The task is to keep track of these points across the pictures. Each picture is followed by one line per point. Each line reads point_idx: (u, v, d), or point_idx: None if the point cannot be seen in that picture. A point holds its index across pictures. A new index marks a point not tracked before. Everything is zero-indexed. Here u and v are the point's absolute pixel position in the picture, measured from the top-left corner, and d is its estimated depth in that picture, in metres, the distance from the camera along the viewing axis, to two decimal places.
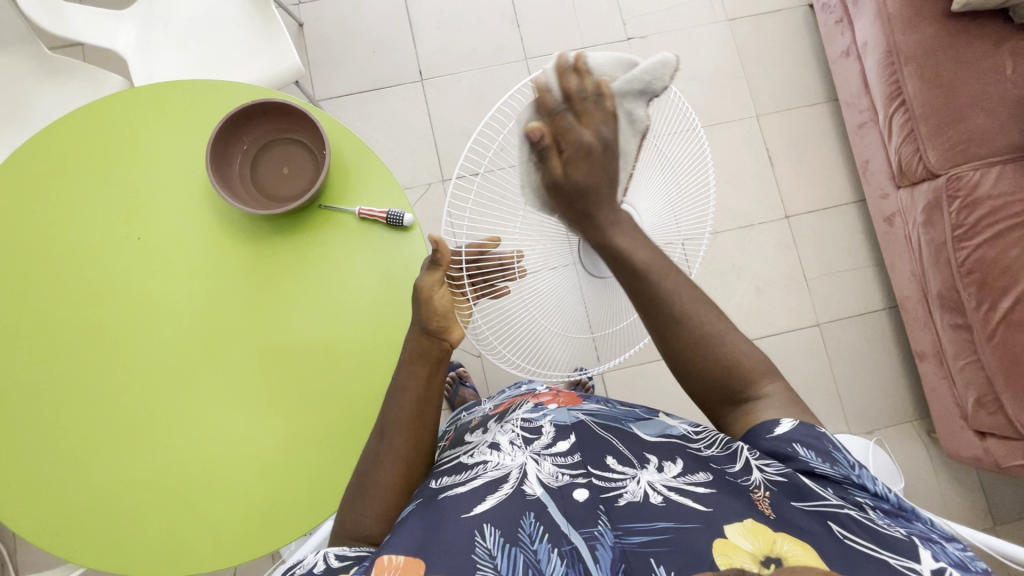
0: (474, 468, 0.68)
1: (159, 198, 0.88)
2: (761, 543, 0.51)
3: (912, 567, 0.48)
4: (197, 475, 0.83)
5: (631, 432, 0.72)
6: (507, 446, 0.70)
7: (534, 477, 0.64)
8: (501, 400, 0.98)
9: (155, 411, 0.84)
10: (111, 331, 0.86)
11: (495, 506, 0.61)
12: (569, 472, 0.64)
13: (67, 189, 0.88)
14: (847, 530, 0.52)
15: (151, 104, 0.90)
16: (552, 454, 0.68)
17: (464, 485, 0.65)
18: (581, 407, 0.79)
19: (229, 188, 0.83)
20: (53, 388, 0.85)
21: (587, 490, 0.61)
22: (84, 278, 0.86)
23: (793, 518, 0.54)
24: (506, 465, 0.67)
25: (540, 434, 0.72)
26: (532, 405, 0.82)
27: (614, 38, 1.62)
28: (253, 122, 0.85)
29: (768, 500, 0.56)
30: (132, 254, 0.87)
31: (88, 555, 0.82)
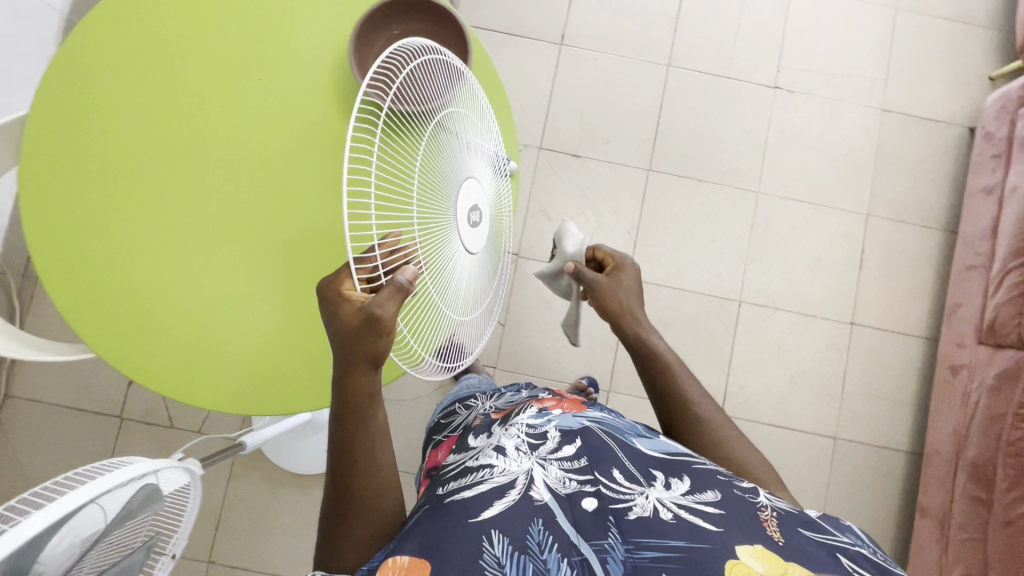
0: (478, 471, 0.66)
1: (295, 49, 0.88)
2: (773, 566, 0.52)
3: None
4: (212, 315, 0.85)
5: (634, 445, 0.71)
6: (512, 451, 0.68)
7: (541, 483, 0.64)
8: (501, 401, 0.95)
9: (212, 240, 0.85)
10: (200, 150, 0.86)
11: (505, 515, 0.60)
12: (576, 478, 0.65)
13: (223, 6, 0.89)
14: (855, 563, 0.54)
15: None
16: (558, 459, 0.67)
17: (470, 489, 0.63)
18: (585, 414, 0.78)
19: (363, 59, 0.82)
20: (129, 175, 0.85)
21: (597, 499, 0.62)
22: (201, 91, 0.87)
23: (798, 541, 0.56)
24: (513, 471, 0.65)
25: (545, 440, 0.71)
26: (535, 410, 0.79)
27: (761, 80, 1.56)
28: (411, 15, 0.86)
29: (775, 520, 0.58)
30: (251, 94, 0.87)
31: (98, 340, 0.83)
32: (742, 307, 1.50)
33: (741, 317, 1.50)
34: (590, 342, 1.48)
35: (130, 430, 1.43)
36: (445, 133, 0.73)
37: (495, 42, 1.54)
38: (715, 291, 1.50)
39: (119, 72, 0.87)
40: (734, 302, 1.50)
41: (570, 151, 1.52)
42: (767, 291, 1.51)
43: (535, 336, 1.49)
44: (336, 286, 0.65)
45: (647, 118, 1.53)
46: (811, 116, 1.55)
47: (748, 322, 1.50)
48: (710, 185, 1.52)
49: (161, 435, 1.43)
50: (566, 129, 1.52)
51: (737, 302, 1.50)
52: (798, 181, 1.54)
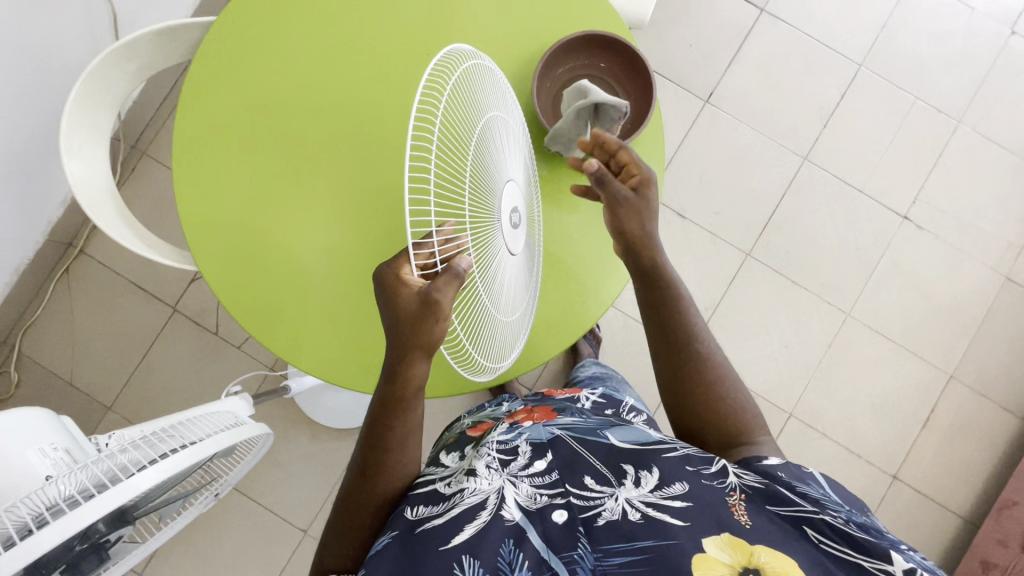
0: (450, 498, 0.64)
1: (482, 47, 0.87)
2: (738, 554, 0.52)
3: (883, 568, 0.50)
4: (313, 271, 0.85)
5: (607, 442, 0.71)
6: (484, 470, 0.66)
7: (512, 502, 0.62)
8: (478, 418, 0.96)
9: (342, 204, 0.86)
10: (354, 111, 0.86)
11: (474, 539, 0.58)
12: (547, 493, 0.63)
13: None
14: (822, 535, 0.54)
15: None
16: (529, 476, 0.66)
17: (441, 517, 0.61)
18: (557, 420, 0.77)
19: (549, 70, 0.85)
20: (280, 115, 0.86)
21: (566, 512, 0.60)
22: (378, 60, 0.86)
23: (764, 525, 0.55)
24: (483, 491, 0.63)
25: (517, 455, 0.69)
26: (506, 426, 0.77)
27: (894, 205, 1.49)
28: (603, 56, 0.86)
29: (741, 505, 0.57)
30: (419, 75, 0.86)
31: (209, 264, 0.84)
32: (791, 422, 1.45)
33: (786, 431, 1.45)
34: None
35: (178, 323, 1.48)
36: (487, 131, 0.66)
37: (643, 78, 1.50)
38: (770, 396, 1.45)
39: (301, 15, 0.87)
40: (784, 413, 1.45)
41: (677, 209, 1.48)
42: (821, 415, 1.45)
43: None
44: (396, 269, 0.63)
45: (766, 204, 1.49)
46: (931, 259, 1.48)
47: (792, 438, 1.45)
48: (803, 290, 1.47)
49: (203, 339, 1.48)
50: (681, 186, 1.48)
51: (787, 415, 1.45)
52: (893, 318, 1.47)
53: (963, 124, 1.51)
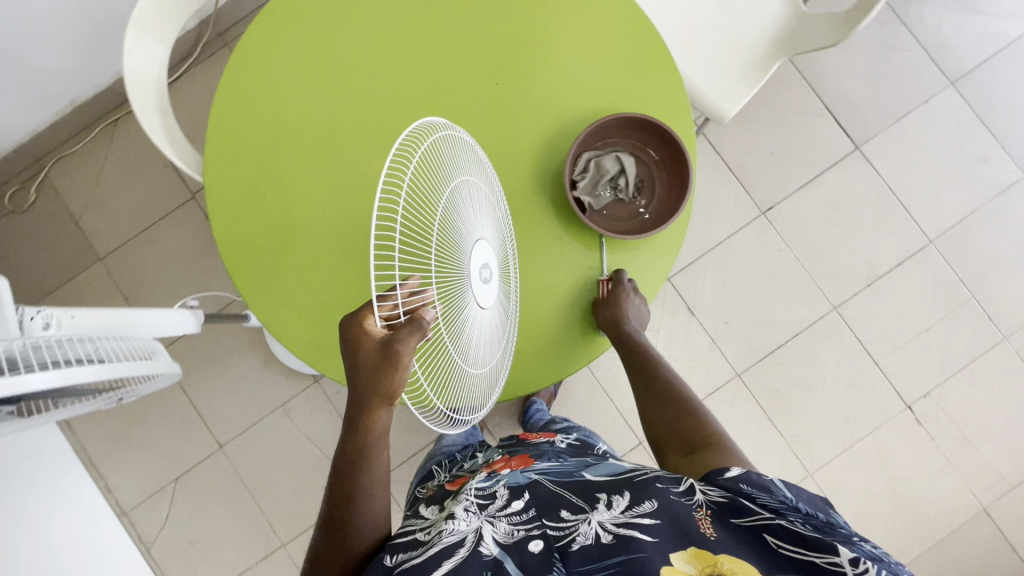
0: (429, 540, 0.66)
1: (547, 89, 0.86)
2: (701, 563, 0.55)
3: (834, 563, 0.52)
4: (305, 229, 0.85)
5: (584, 480, 0.77)
6: (461, 512, 0.69)
7: (489, 539, 0.66)
8: (455, 473, 1.00)
9: (355, 179, 0.85)
10: (404, 98, 0.86)
11: (455, 573, 0.60)
12: (524, 526, 0.67)
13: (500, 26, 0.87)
14: (780, 539, 0.56)
15: (626, 41, 0.87)
16: (507, 514, 0.70)
17: (420, 556, 0.63)
18: (533, 467, 0.84)
19: (601, 139, 0.82)
20: (329, 116, 0.86)
21: (543, 541, 0.64)
22: (447, 62, 0.86)
23: (727, 540, 0.57)
24: (462, 531, 0.66)
25: (494, 498, 0.74)
26: (484, 476, 0.82)
27: (903, 391, 1.42)
28: (659, 147, 0.82)
29: (706, 518, 0.59)
30: (478, 90, 0.86)
31: (216, 186, 0.86)
32: None
33: None
34: None
35: (190, 211, 1.52)
36: (458, 191, 0.67)
37: (711, 167, 1.46)
38: None
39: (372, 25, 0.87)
40: None
41: (689, 304, 1.45)
42: None
43: None
44: (359, 320, 0.61)
45: (776, 334, 1.44)
46: (917, 458, 1.41)
47: None
48: (776, 432, 1.43)
49: (206, 234, 1.52)
50: (703, 284, 1.45)
51: None
52: (854, 499, 1.41)
53: (1008, 341, 1.43)
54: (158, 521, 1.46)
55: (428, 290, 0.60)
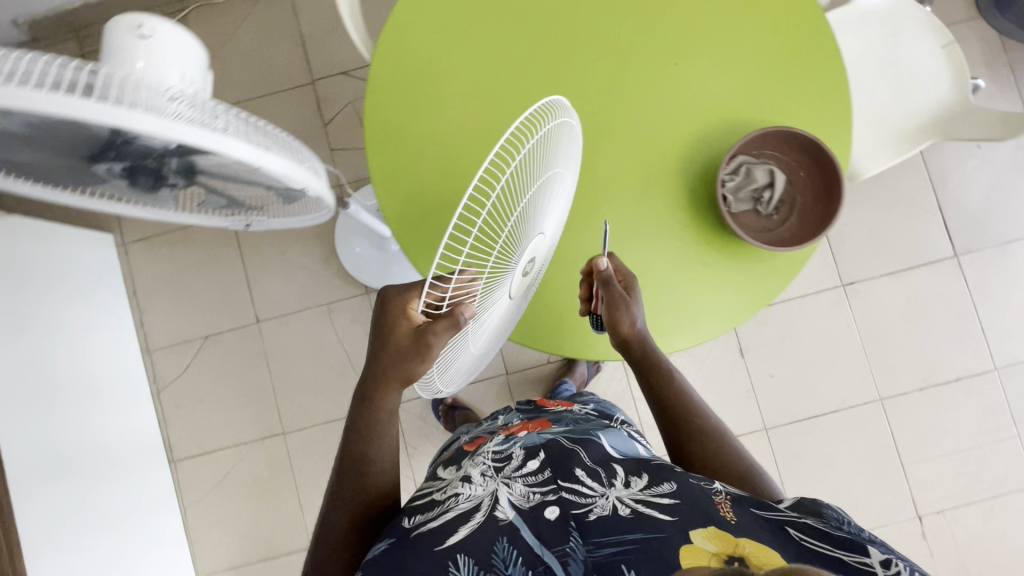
0: (446, 502, 0.70)
1: (712, 86, 0.88)
2: (722, 544, 0.55)
3: (864, 563, 0.51)
4: (445, 137, 0.88)
5: (599, 447, 0.78)
6: (477, 479, 0.73)
7: (505, 501, 0.68)
8: (476, 433, 1.02)
9: (505, 107, 0.88)
10: (574, 50, 0.88)
11: (467, 536, 0.63)
12: (539, 491, 0.69)
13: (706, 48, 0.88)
14: (804, 535, 0.56)
15: (804, 64, 0.88)
16: (522, 477, 0.72)
17: (436, 519, 0.67)
18: (550, 430, 0.85)
19: (758, 147, 0.82)
20: (515, 75, 0.89)
21: (558, 508, 0.66)
22: (624, 29, 0.89)
23: (749, 522, 0.58)
24: (477, 496, 0.70)
25: (510, 460, 0.76)
26: (501, 437, 0.85)
27: (917, 502, 1.41)
28: (813, 171, 0.81)
29: (727, 502, 0.61)
30: (646, 66, 0.88)
31: (378, 72, 0.89)
32: None
33: None
34: None
35: (304, 96, 1.55)
36: (542, 188, 0.67)
37: None
38: None
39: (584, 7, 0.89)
40: None
41: (740, 347, 1.46)
42: None
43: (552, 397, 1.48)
44: (405, 302, 0.68)
45: (814, 404, 1.44)
46: None
47: None
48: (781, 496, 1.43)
49: (312, 124, 1.55)
50: (760, 333, 1.46)
51: None
52: None
53: None
54: (178, 368, 1.51)
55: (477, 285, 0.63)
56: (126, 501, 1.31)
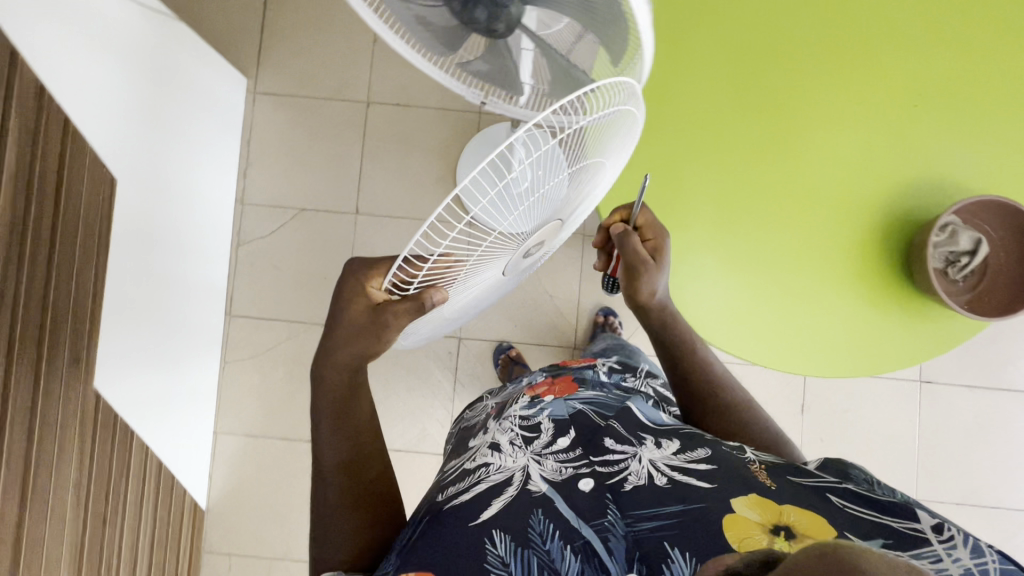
0: (477, 471, 0.67)
1: (917, 147, 0.88)
2: (767, 513, 0.53)
3: (914, 529, 0.49)
4: (657, 104, 0.87)
5: (629, 414, 0.73)
6: (507, 448, 0.70)
7: (538, 476, 0.65)
8: (501, 395, 0.97)
9: (721, 98, 0.87)
10: (800, 66, 0.88)
11: (503, 510, 0.60)
12: (571, 465, 0.66)
13: (950, 115, 0.88)
14: (846, 501, 0.54)
15: (1011, 157, 0.88)
16: (554, 452, 0.68)
17: (469, 493, 0.63)
18: (576, 395, 0.80)
19: (978, 216, 0.82)
20: (763, 73, 0.88)
21: (592, 479, 0.63)
22: (854, 62, 0.88)
23: (787, 488, 0.56)
24: (508, 468, 0.66)
25: (540, 432, 0.72)
26: (529, 399, 0.81)
27: None
28: (1016, 260, 0.83)
29: (762, 470, 0.59)
30: (862, 106, 0.88)
31: None
32: None
33: None
34: None
35: None
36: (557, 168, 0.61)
37: None
38: None
39: (850, 32, 0.88)
40: None
41: (804, 402, 1.46)
42: None
43: None
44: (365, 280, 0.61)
45: None
46: None
47: None
48: None
49: None
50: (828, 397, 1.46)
51: None
52: None
53: None
54: (264, 231, 1.50)
55: (457, 270, 0.58)
56: (185, 337, 1.31)
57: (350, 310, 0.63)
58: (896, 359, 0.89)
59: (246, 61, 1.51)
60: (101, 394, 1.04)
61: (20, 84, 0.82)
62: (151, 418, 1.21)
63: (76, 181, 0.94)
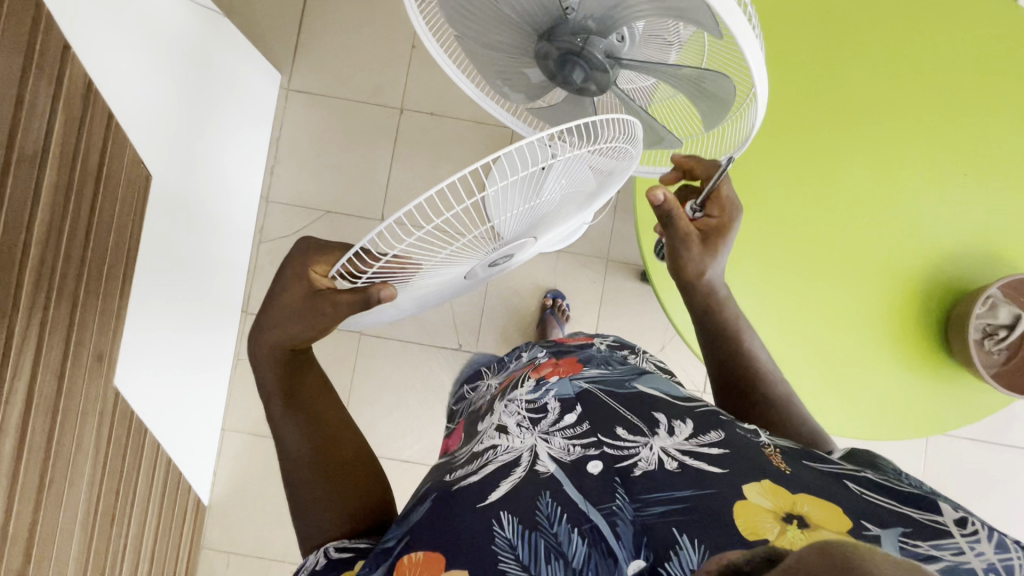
0: (484, 454, 0.60)
1: (977, 211, 0.89)
2: (779, 499, 0.47)
3: (935, 521, 0.44)
4: None
5: (633, 390, 0.66)
6: (513, 428, 0.62)
7: (545, 456, 0.57)
8: (502, 375, 0.89)
9: (792, 143, 0.88)
10: (873, 120, 0.89)
11: (511, 493, 0.52)
12: (580, 443, 0.58)
13: (1004, 185, 0.90)
14: (864, 488, 0.48)
15: None
16: (560, 429, 0.60)
17: (478, 474, 0.56)
18: (581, 373, 0.70)
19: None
20: (828, 127, 0.88)
21: (601, 461, 0.55)
22: (926, 121, 0.89)
23: (804, 476, 0.50)
24: (516, 449, 0.59)
25: (546, 411, 0.63)
26: (532, 380, 0.71)
27: None
28: None
29: (778, 455, 0.53)
30: (928, 165, 0.89)
31: None
32: None
33: None
34: None
35: None
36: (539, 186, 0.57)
37: None
38: None
39: (905, 98, 0.89)
40: None
41: None
42: None
43: None
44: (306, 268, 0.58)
45: None
46: None
47: None
48: None
49: None
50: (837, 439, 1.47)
51: None
52: None
53: None
54: (287, 230, 1.49)
55: (406, 274, 0.56)
56: (204, 334, 1.31)
57: (289, 293, 0.59)
58: (932, 420, 0.91)
59: (280, 56, 1.49)
60: (121, 390, 1.03)
61: (71, 78, 0.80)
62: (163, 412, 1.19)
63: (115, 175, 0.93)
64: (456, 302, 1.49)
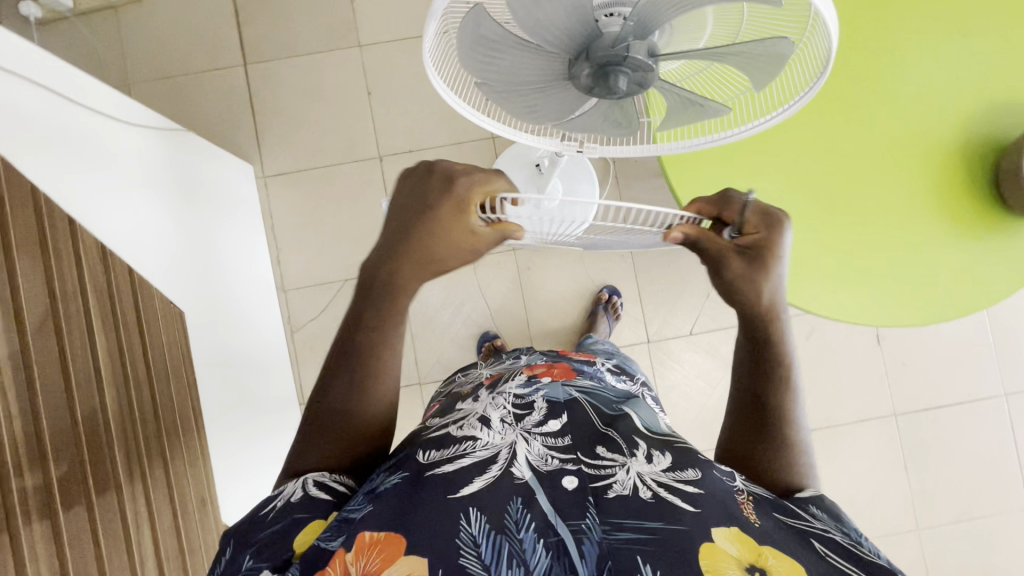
0: (461, 442, 0.59)
1: (974, 73, 0.95)
2: (746, 549, 0.46)
3: None
4: None
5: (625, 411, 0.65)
6: (496, 424, 0.61)
7: (522, 459, 0.56)
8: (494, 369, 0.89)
9: None
10: (855, 26, 0.95)
11: (483, 490, 0.52)
12: (559, 456, 0.56)
13: (990, 42, 0.96)
14: (828, 549, 0.46)
15: None
16: (542, 434, 0.59)
17: (450, 463, 0.56)
18: (574, 383, 0.72)
19: None
20: None
21: (576, 478, 0.53)
22: (902, 11, 0.95)
23: (774, 530, 0.48)
24: (495, 444, 0.58)
25: (532, 411, 0.63)
26: (524, 378, 0.72)
27: None
28: None
29: (750, 505, 0.51)
30: (916, 47, 0.95)
31: None
32: None
33: None
34: (703, 420, 1.48)
35: None
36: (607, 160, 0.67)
37: None
38: None
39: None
40: None
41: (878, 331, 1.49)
42: None
43: (687, 365, 1.50)
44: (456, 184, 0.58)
45: (942, 395, 1.49)
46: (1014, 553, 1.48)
47: None
48: (901, 476, 1.48)
49: None
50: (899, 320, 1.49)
51: None
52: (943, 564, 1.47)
53: None
54: (312, 311, 1.48)
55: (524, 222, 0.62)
56: (276, 437, 1.30)
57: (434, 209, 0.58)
58: (999, 275, 0.97)
59: (247, 147, 1.47)
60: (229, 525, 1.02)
61: (85, 249, 0.78)
62: None
63: (155, 327, 0.91)
64: (497, 321, 1.49)
